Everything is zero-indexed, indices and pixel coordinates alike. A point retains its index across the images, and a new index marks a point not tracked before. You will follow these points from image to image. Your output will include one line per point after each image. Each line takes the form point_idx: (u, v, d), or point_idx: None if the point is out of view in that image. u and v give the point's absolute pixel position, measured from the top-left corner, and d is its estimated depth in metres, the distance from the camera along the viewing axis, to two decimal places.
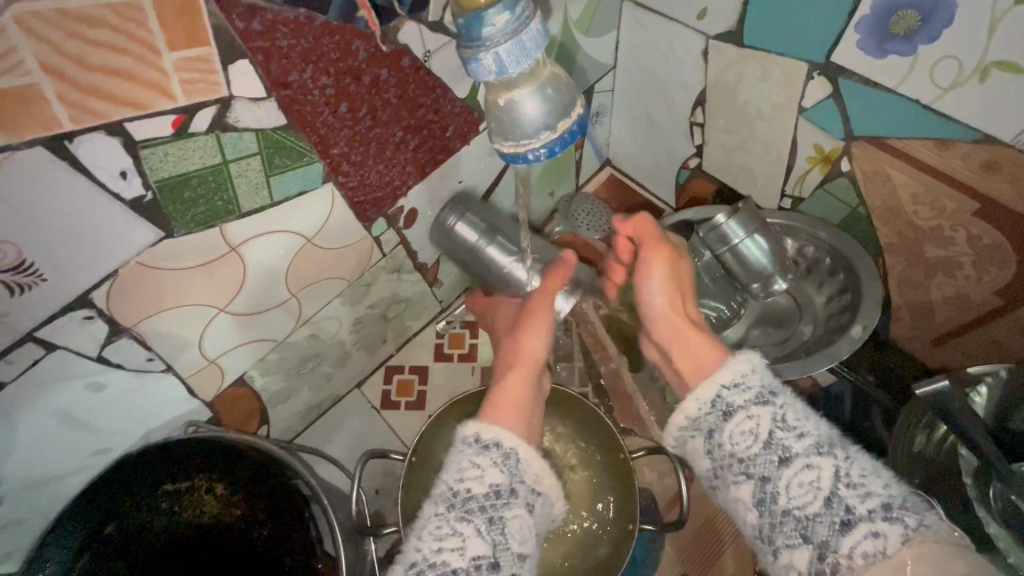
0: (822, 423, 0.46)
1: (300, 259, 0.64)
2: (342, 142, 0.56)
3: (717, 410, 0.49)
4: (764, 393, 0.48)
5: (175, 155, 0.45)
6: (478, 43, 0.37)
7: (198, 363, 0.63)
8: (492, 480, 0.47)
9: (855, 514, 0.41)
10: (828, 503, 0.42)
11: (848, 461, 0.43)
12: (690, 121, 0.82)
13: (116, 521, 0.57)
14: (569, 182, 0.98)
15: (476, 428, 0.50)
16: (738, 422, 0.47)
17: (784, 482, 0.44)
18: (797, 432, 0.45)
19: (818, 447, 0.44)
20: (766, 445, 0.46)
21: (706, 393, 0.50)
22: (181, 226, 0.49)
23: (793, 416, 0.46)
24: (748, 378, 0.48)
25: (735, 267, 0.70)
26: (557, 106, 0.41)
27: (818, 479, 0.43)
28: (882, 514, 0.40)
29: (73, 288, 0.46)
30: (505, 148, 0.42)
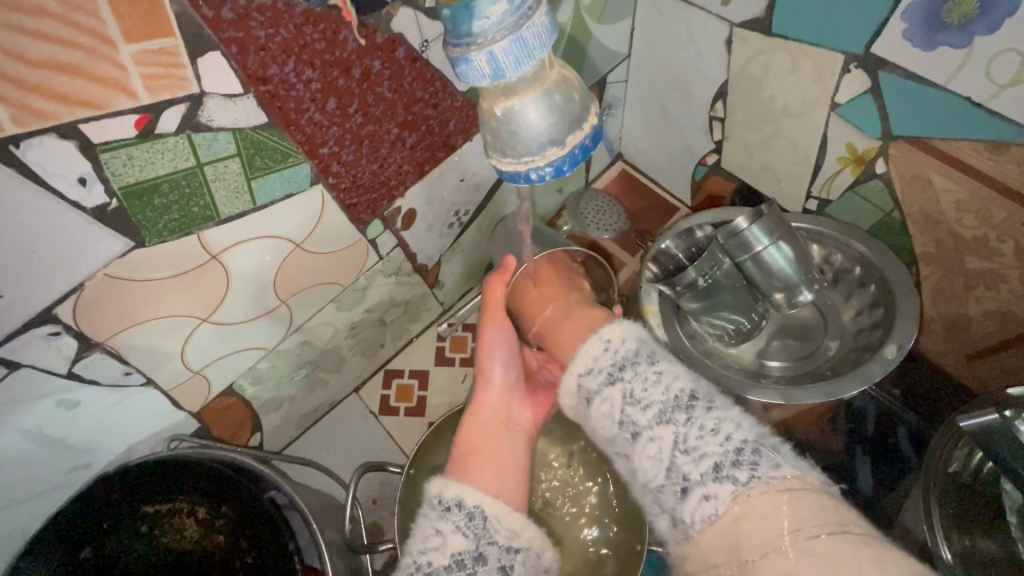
0: (676, 384, 0.44)
1: (290, 266, 0.59)
2: (330, 141, 0.52)
3: (580, 397, 0.48)
4: (613, 372, 0.46)
5: (142, 159, 0.40)
6: (468, 40, 0.32)
7: (180, 375, 0.59)
8: (455, 549, 0.45)
9: (691, 481, 0.40)
10: (669, 472, 0.41)
11: (688, 425, 0.41)
12: (709, 115, 0.77)
13: (91, 544, 0.54)
14: (578, 178, 0.93)
15: (437, 488, 0.48)
16: (598, 406, 0.46)
17: (637, 456, 0.43)
18: (643, 404, 0.44)
19: (662, 416, 0.43)
20: (621, 425, 0.45)
21: (568, 384, 0.49)
22: (152, 235, 0.45)
23: (641, 388, 0.44)
24: (598, 361, 0.47)
25: (756, 276, 0.65)
26: (563, 116, 0.37)
27: (660, 450, 0.42)
28: (713, 475, 0.39)
29: (32, 304, 0.42)
30: (504, 165, 0.37)
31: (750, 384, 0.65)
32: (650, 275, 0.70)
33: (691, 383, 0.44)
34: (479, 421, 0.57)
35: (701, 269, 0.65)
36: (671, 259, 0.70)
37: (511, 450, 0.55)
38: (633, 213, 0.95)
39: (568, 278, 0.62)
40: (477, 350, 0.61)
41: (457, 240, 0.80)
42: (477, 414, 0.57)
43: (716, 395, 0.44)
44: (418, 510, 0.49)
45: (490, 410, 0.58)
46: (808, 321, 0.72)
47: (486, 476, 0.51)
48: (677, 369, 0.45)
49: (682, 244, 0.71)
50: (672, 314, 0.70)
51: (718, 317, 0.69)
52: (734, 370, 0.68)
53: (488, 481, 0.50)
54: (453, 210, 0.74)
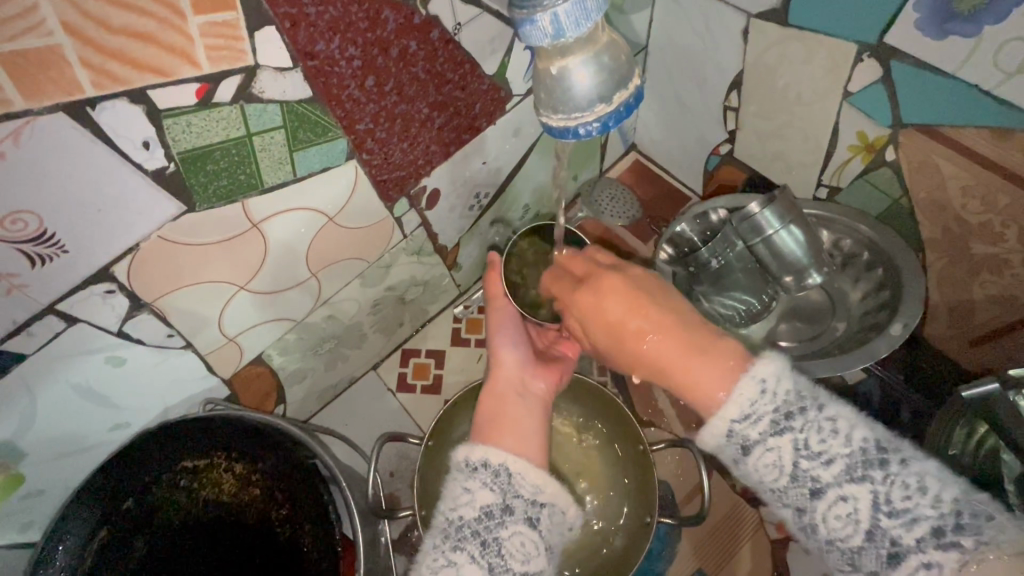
0: (855, 436, 0.44)
1: (322, 238, 0.62)
2: (367, 118, 0.54)
3: (735, 443, 0.47)
4: (779, 420, 0.46)
5: (199, 126, 0.43)
6: (536, 2, 0.34)
7: (217, 341, 0.62)
8: (483, 502, 0.48)
9: (902, 546, 0.41)
10: (871, 534, 0.42)
11: (887, 483, 0.42)
12: (723, 105, 0.79)
13: (134, 496, 0.57)
14: (593, 167, 0.96)
15: (464, 452, 0.51)
16: (759, 456, 0.46)
17: (820, 514, 0.44)
18: (824, 459, 0.44)
19: (851, 472, 0.43)
20: (794, 478, 0.45)
21: (716, 429, 0.48)
22: (203, 200, 0.48)
23: (816, 439, 0.45)
24: (758, 409, 0.46)
25: (769, 259, 0.67)
26: (612, 76, 0.39)
27: (855, 511, 0.43)
28: (933, 541, 0.40)
29: (91, 262, 0.45)
30: (553, 121, 0.40)
31: None
32: (666, 256, 0.74)
33: (871, 431, 0.45)
34: (498, 389, 0.59)
35: (713, 251, 0.69)
36: (686, 242, 0.74)
37: (532, 415, 0.56)
38: (645, 201, 0.99)
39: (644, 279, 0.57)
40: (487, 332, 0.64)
41: (476, 223, 0.83)
42: (495, 385, 0.59)
43: (895, 443, 0.44)
44: (448, 474, 0.52)
45: (506, 378, 0.60)
46: (818, 306, 0.74)
47: (512, 438, 0.53)
48: (850, 414, 0.46)
49: (696, 227, 0.74)
50: (686, 295, 0.73)
51: (728, 298, 0.72)
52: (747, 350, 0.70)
53: (514, 442, 0.52)
54: (474, 192, 0.77)
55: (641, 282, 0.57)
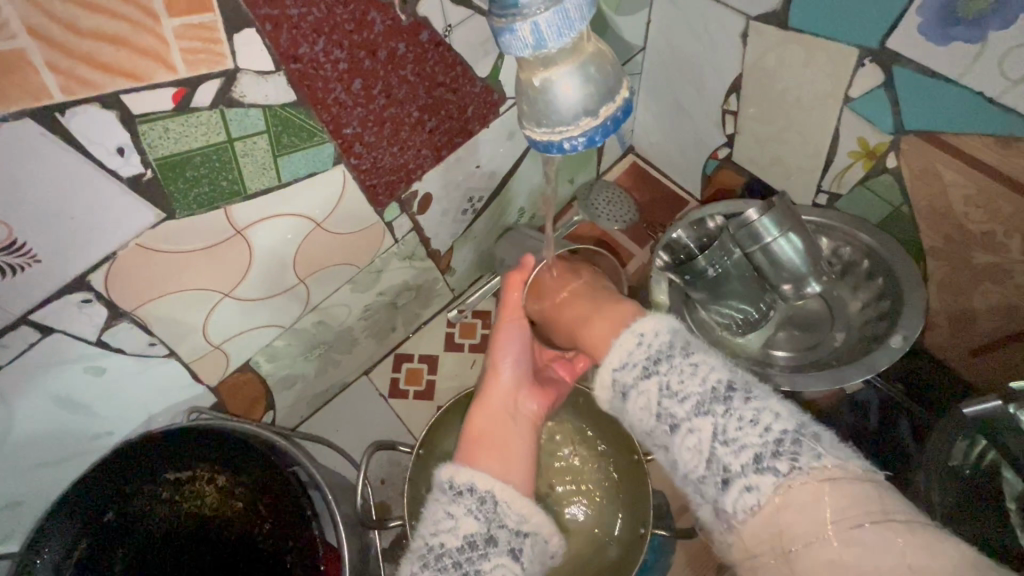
0: (710, 374, 0.45)
1: (310, 244, 0.61)
2: (355, 122, 0.53)
3: (616, 391, 0.49)
4: (650, 364, 0.47)
5: (177, 132, 0.42)
6: (515, 11, 0.33)
7: (202, 348, 0.61)
8: (467, 531, 0.46)
9: (732, 472, 0.41)
10: (710, 463, 0.42)
11: (727, 416, 0.42)
12: (722, 108, 0.78)
13: (113, 510, 0.56)
14: (590, 169, 0.95)
15: (448, 474, 0.49)
16: (635, 400, 0.47)
17: (677, 448, 0.44)
18: (680, 396, 0.44)
19: (701, 407, 0.43)
20: (658, 417, 0.45)
21: (603, 377, 0.50)
22: (183, 207, 0.46)
23: (677, 379, 0.45)
24: (633, 356, 0.48)
25: (766, 267, 0.66)
26: (598, 89, 0.37)
27: (699, 442, 0.43)
28: (755, 466, 0.40)
29: (68, 271, 0.44)
30: (538, 135, 0.39)
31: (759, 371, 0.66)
32: (661, 263, 0.72)
33: (730, 373, 0.45)
34: (491, 401, 0.58)
35: (711, 259, 0.67)
36: (684, 249, 0.72)
37: (520, 438, 0.56)
38: (643, 204, 0.97)
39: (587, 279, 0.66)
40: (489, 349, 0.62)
41: (470, 226, 0.82)
42: (487, 400, 0.58)
43: (746, 385, 0.44)
44: (430, 496, 0.50)
45: (500, 395, 0.59)
46: (815, 314, 0.73)
47: (500, 466, 0.52)
48: (714, 358, 0.46)
49: (692, 233, 0.72)
50: (682, 303, 0.72)
51: (725, 307, 0.70)
52: (743, 360, 0.69)
53: (501, 468, 0.52)
54: (468, 196, 0.76)
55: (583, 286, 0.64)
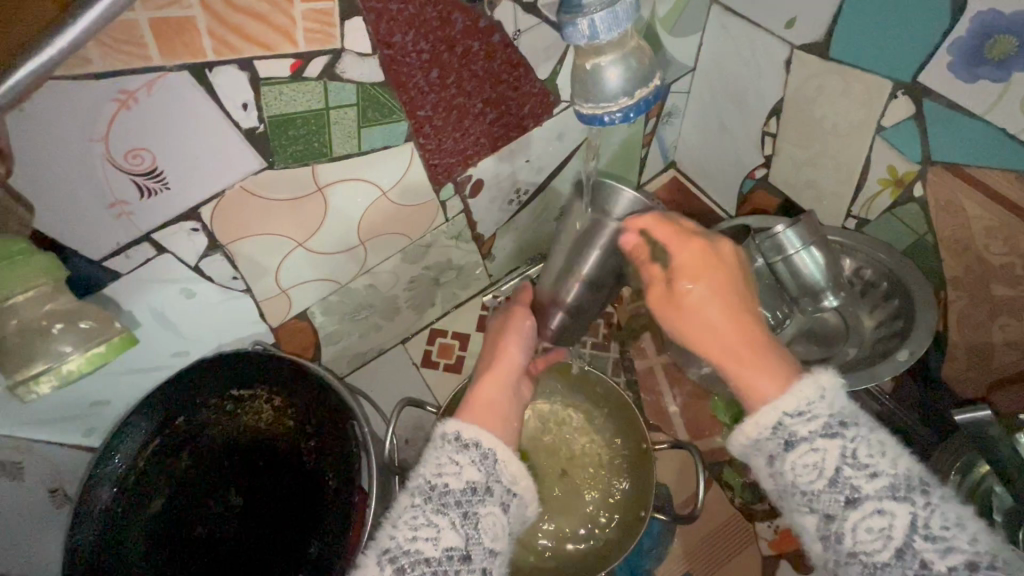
0: (902, 461, 0.44)
1: (375, 209, 0.69)
2: (427, 106, 0.61)
3: (778, 438, 0.47)
4: (832, 423, 0.45)
5: (288, 95, 0.50)
6: (577, 9, 0.40)
7: (271, 290, 0.70)
8: (469, 478, 0.48)
9: (931, 570, 0.40)
10: (900, 553, 0.41)
11: (928, 509, 0.42)
12: (763, 130, 0.83)
13: (186, 414, 0.65)
14: (631, 178, 1.01)
15: (455, 427, 0.50)
16: (801, 453, 0.45)
17: (850, 524, 0.43)
18: (870, 471, 0.43)
19: (894, 490, 0.42)
20: (832, 482, 0.44)
21: (766, 419, 0.47)
22: (280, 160, 0.55)
23: (866, 452, 0.44)
24: (815, 407, 0.45)
25: (787, 279, 0.71)
26: (637, 75, 0.44)
27: (890, 527, 0.42)
28: (965, 573, 0.39)
29: (186, 200, 0.53)
30: (585, 109, 0.46)
31: None
32: None
33: (917, 463, 0.44)
34: (496, 372, 0.61)
35: None
36: None
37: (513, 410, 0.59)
38: None
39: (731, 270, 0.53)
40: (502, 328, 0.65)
41: (514, 217, 0.89)
42: (497, 371, 0.61)
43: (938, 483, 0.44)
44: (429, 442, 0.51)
45: (510, 367, 0.61)
46: (833, 328, 0.77)
47: (501, 431, 0.54)
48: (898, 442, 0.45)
49: None
50: None
51: None
52: None
53: (499, 428, 0.54)
54: (515, 187, 0.83)
55: (717, 260, 0.53)
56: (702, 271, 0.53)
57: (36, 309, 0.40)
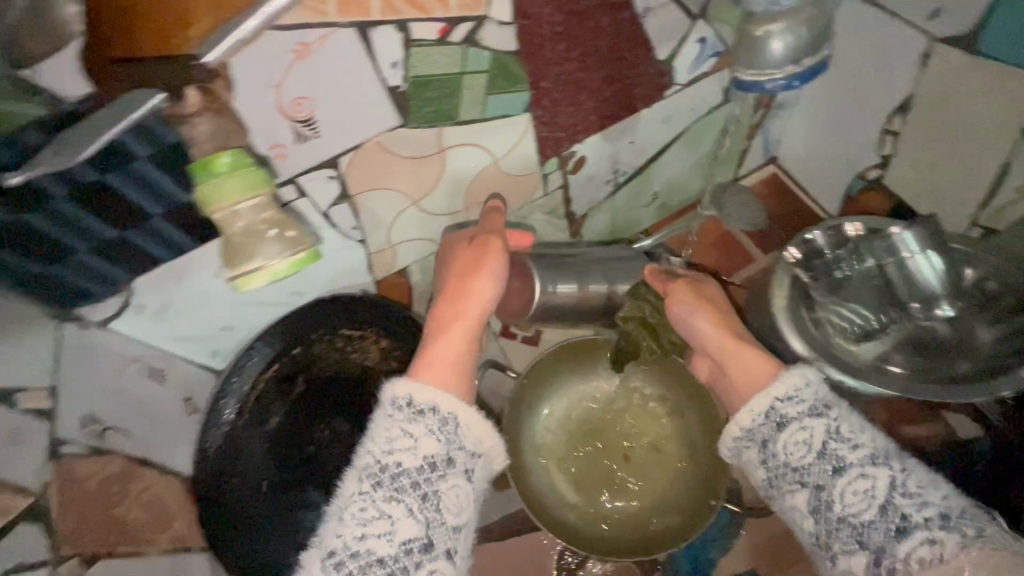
0: (879, 437, 0.52)
1: (484, 175, 0.73)
2: (550, 78, 0.64)
3: (771, 421, 0.55)
4: (818, 406, 0.54)
5: (431, 58, 0.54)
6: None
7: (381, 244, 0.75)
8: (426, 451, 0.50)
9: (910, 523, 0.46)
10: (884, 511, 0.47)
11: (904, 473, 0.48)
12: (884, 128, 0.79)
13: (301, 345, 0.72)
14: (729, 170, 0.99)
15: (406, 393, 0.51)
16: (793, 432, 0.53)
17: (838, 490, 0.50)
18: (852, 444, 0.51)
19: (874, 458, 0.50)
20: (819, 455, 0.52)
21: (761, 405, 0.56)
22: (413, 119, 0.60)
23: (847, 428, 0.52)
24: (802, 391, 0.55)
25: (899, 282, 0.69)
26: (801, 43, 0.50)
27: (873, 488, 0.48)
28: (938, 522, 0.46)
29: (328, 149, 0.58)
30: (748, 76, 0.51)
31: (867, 374, 0.70)
32: (791, 258, 0.77)
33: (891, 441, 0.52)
34: (451, 314, 0.58)
35: (842, 262, 0.74)
36: (818, 250, 0.76)
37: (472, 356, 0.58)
38: (776, 215, 1.03)
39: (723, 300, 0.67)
40: (466, 263, 0.60)
41: (609, 197, 0.90)
42: (456, 314, 0.58)
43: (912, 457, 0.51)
44: (378, 409, 0.52)
45: (471, 312, 0.58)
46: (944, 340, 0.72)
47: (463, 387, 0.55)
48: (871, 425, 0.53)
49: (830, 237, 0.76)
50: (803, 301, 0.76)
51: (847, 310, 0.76)
52: (856, 363, 0.72)
53: (457, 382, 0.54)
54: (615, 168, 0.85)
55: (705, 292, 0.67)
56: (695, 295, 0.66)
57: (256, 217, 0.43)
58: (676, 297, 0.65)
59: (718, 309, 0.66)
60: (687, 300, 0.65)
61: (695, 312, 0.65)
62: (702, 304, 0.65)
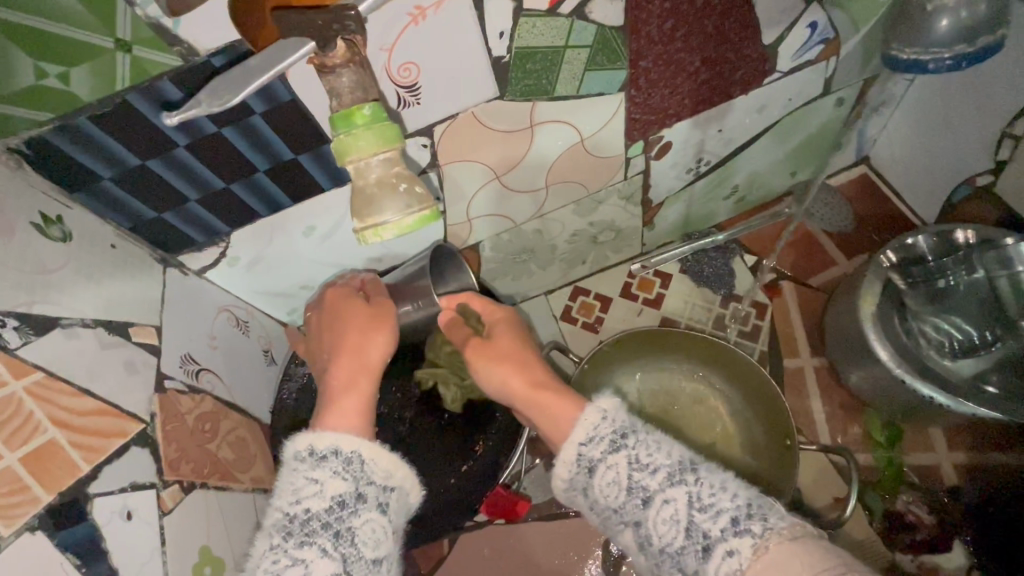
0: (672, 447, 0.46)
1: (569, 154, 0.72)
2: (650, 57, 0.62)
3: (582, 468, 0.49)
4: (617, 438, 0.47)
5: (539, 30, 0.54)
6: None
7: (460, 217, 0.76)
8: (335, 491, 0.46)
9: (710, 539, 0.41)
10: (688, 533, 0.42)
11: (698, 482, 0.43)
12: (1004, 130, 0.74)
13: None
14: (818, 167, 0.95)
15: (307, 442, 0.48)
16: (602, 474, 0.47)
17: (651, 521, 0.44)
18: (649, 467, 0.45)
19: (671, 477, 0.44)
20: (629, 490, 0.46)
21: (568, 455, 0.50)
22: (511, 92, 0.59)
23: (645, 452, 0.46)
24: (599, 429, 0.48)
25: (1009, 295, 0.69)
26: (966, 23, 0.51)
27: (676, 512, 0.43)
28: (731, 530, 0.41)
29: (427, 117, 0.59)
30: (909, 55, 0.54)
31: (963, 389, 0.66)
32: (888, 262, 0.73)
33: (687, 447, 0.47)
34: (353, 369, 0.56)
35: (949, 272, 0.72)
36: (916, 254, 0.73)
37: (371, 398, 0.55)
38: (864, 217, 0.98)
39: (517, 335, 0.60)
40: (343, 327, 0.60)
41: (688, 186, 0.88)
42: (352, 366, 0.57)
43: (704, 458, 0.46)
44: (282, 466, 0.48)
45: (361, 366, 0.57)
46: None
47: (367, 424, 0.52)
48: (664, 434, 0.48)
49: (933, 242, 0.72)
50: (897, 309, 0.73)
51: (945, 322, 0.73)
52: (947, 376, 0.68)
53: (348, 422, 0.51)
54: (699, 157, 0.82)
55: (506, 333, 0.60)
56: (488, 347, 0.59)
57: (388, 170, 0.40)
58: (473, 346, 0.60)
59: (507, 352, 0.59)
60: (477, 348, 0.60)
61: (499, 365, 0.58)
62: (479, 349, 0.59)
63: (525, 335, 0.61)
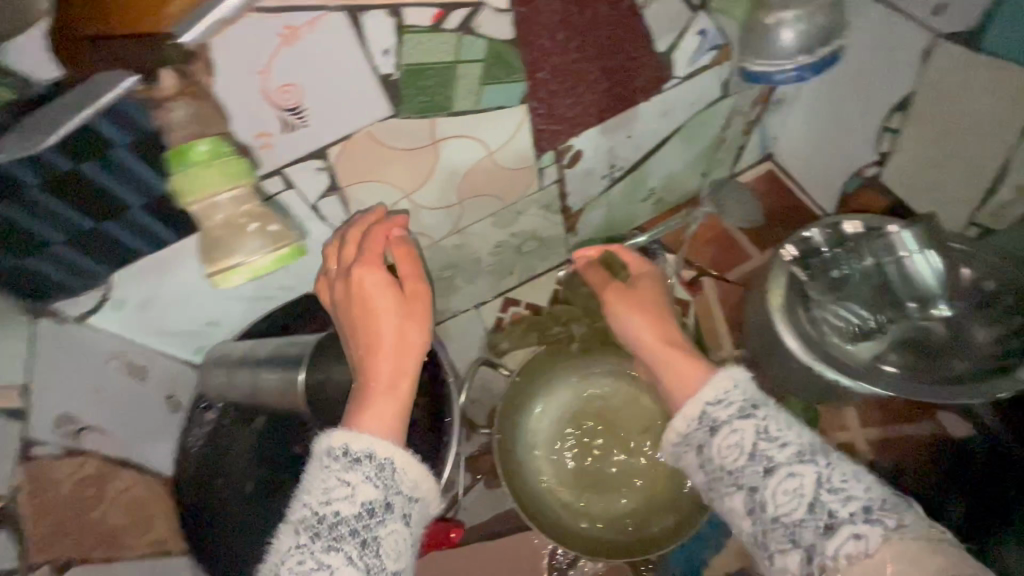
0: (806, 433, 0.49)
1: (478, 168, 0.71)
2: (546, 68, 0.62)
3: (704, 427, 0.52)
4: (746, 407, 0.50)
5: (424, 45, 0.52)
6: None
7: None
8: (365, 498, 0.44)
9: (837, 518, 0.43)
10: (811, 509, 0.45)
11: (830, 466, 0.46)
12: (882, 125, 0.78)
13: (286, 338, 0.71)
14: (726, 166, 0.98)
15: (342, 441, 0.44)
16: (725, 437, 0.50)
17: (771, 490, 0.47)
18: (780, 442, 0.48)
19: (801, 455, 0.47)
20: (750, 457, 0.48)
21: (691, 412, 0.53)
22: (405, 109, 0.58)
23: (775, 427, 0.49)
24: (730, 395, 0.52)
25: (898, 282, 0.73)
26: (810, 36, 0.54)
27: (802, 485, 0.45)
28: (863, 516, 0.43)
29: (318, 140, 0.56)
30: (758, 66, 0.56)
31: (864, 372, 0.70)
32: (789, 256, 0.77)
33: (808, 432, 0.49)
34: (392, 366, 0.49)
35: (844, 262, 0.76)
36: (814, 246, 0.77)
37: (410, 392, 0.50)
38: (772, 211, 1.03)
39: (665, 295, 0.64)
40: (386, 298, 0.49)
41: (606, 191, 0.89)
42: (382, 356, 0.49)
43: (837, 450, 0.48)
44: (312, 462, 0.46)
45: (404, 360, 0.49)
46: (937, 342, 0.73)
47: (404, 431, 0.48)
48: (789, 417, 0.50)
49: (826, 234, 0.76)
50: (801, 300, 0.76)
51: (845, 309, 0.76)
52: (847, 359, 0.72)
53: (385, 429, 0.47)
54: (612, 162, 0.83)
55: (644, 290, 0.64)
56: (632, 295, 0.63)
57: (236, 208, 0.45)
58: (608, 298, 0.64)
59: (649, 306, 0.62)
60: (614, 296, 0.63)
61: (634, 308, 0.62)
62: (622, 298, 0.63)
63: (666, 296, 0.64)
